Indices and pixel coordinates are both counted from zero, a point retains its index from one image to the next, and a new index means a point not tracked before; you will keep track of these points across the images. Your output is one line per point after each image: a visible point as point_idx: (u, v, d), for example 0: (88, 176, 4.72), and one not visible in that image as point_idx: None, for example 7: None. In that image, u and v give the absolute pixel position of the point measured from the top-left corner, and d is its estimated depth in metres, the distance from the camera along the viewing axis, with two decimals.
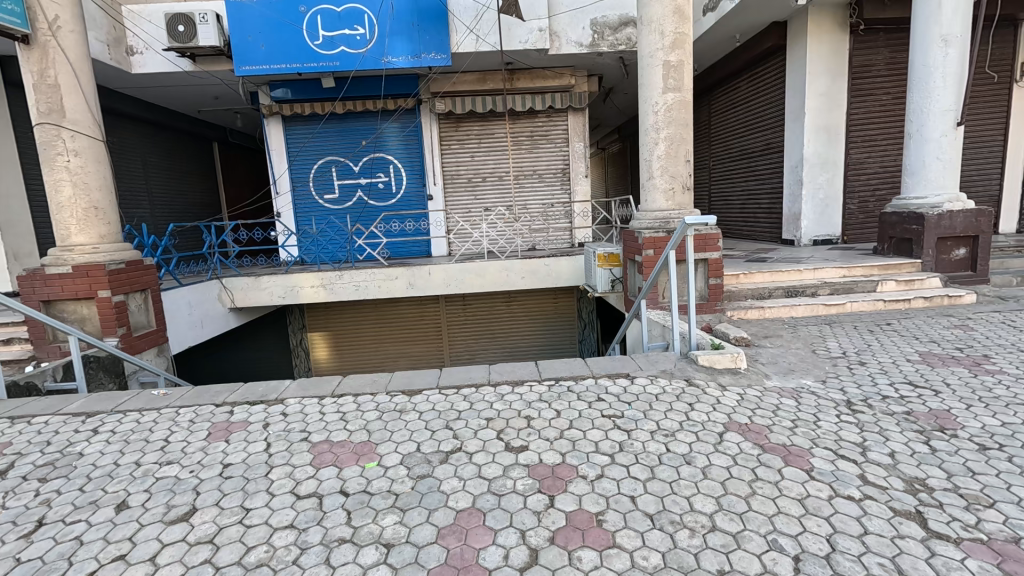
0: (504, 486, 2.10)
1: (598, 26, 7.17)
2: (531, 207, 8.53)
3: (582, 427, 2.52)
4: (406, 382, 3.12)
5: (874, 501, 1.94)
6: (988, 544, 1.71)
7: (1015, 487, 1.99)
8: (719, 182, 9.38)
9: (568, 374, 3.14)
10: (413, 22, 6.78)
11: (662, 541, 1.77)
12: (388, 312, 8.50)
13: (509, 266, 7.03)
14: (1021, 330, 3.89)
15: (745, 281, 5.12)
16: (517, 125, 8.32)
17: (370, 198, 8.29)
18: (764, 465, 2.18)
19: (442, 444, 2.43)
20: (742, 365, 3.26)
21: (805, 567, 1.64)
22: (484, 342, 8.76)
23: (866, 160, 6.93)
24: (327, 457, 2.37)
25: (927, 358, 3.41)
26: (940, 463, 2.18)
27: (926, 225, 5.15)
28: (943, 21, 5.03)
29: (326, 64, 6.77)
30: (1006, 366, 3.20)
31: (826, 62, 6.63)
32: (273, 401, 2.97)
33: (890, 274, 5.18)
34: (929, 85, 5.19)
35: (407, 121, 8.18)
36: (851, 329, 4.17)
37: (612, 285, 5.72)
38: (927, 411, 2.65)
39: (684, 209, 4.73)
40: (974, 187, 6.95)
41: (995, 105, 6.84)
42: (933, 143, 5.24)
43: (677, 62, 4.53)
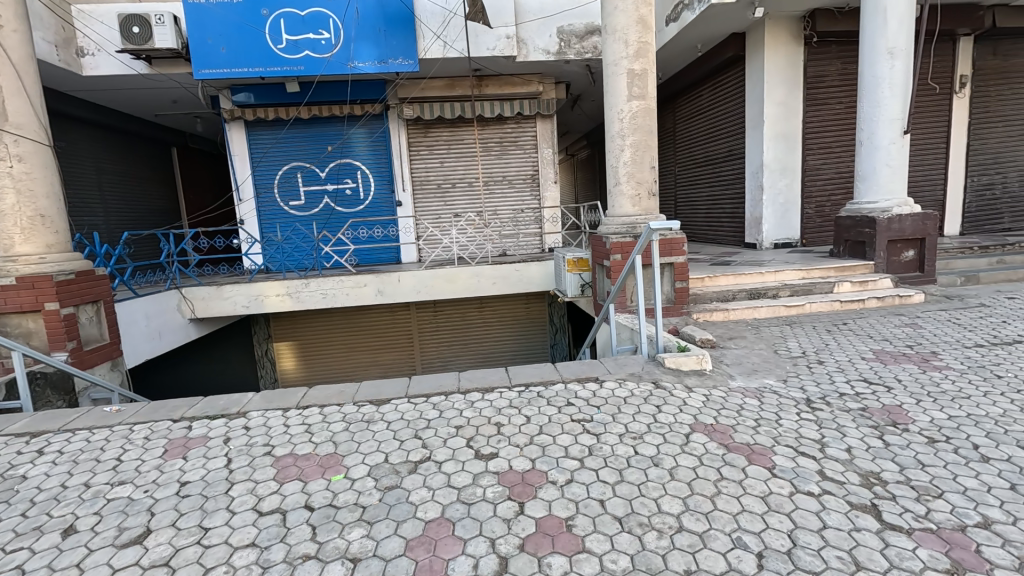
0: (473, 495, 2.08)
1: (564, 34, 7.28)
2: (501, 212, 8.53)
3: (551, 432, 2.53)
4: (374, 392, 3.06)
5: (832, 496, 2.01)
6: (937, 534, 1.79)
7: (962, 477, 2.10)
8: (684, 188, 9.60)
9: (538, 379, 3.15)
10: (379, 27, 6.74)
11: (630, 543, 1.79)
12: (358, 321, 8.37)
13: (479, 271, 7.03)
14: (965, 327, 4.11)
15: (710, 284, 5.25)
16: (486, 131, 8.34)
17: (337, 204, 8.16)
18: (729, 464, 2.22)
19: (410, 454, 2.39)
20: (707, 367, 3.33)
21: (768, 563, 1.68)
22: (456, 349, 8.71)
23: (822, 166, 7.22)
24: (291, 470, 2.30)
25: (880, 356, 3.56)
26: (893, 457, 2.28)
27: (878, 228, 5.39)
28: (889, 35, 5.30)
29: (290, 69, 6.66)
30: (951, 362, 3.37)
31: (782, 72, 6.88)
32: (235, 415, 2.87)
33: (845, 275, 5.41)
34: (878, 95, 5.45)
35: (374, 127, 8.09)
36: (811, 329, 4.32)
37: (581, 289, 5.78)
38: (881, 407, 2.77)
39: (650, 214, 4.83)
40: (921, 192, 7.32)
41: (938, 115, 7.24)
42: (883, 150, 5.51)
43: (641, 70, 4.62)
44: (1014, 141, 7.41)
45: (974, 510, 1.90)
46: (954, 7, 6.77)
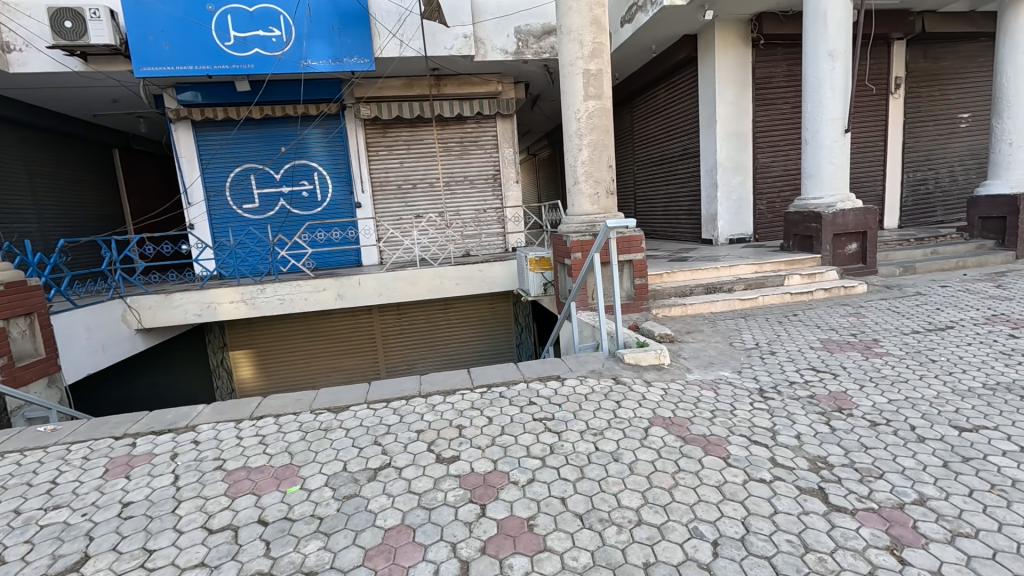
0: (434, 499, 2.06)
1: (522, 34, 7.29)
2: (463, 213, 8.48)
3: (513, 432, 2.52)
4: (333, 399, 2.98)
5: (783, 482, 2.08)
6: (879, 513, 1.88)
7: (900, 458, 2.22)
8: (642, 186, 9.78)
9: (500, 379, 3.14)
10: (333, 25, 6.59)
11: (591, 540, 1.80)
12: (318, 326, 8.15)
13: (442, 272, 6.98)
14: (903, 315, 4.36)
15: (668, 280, 5.36)
16: (446, 131, 8.27)
17: (293, 207, 7.92)
18: (686, 456, 2.28)
19: (369, 461, 2.34)
20: (665, 361, 3.40)
21: (723, 551, 1.73)
22: (421, 352, 8.61)
23: (771, 164, 7.50)
24: (244, 484, 2.21)
25: (827, 345, 3.73)
26: (839, 441, 2.38)
27: (824, 223, 5.65)
28: (829, 38, 5.55)
29: (239, 67, 6.41)
30: (891, 348, 3.56)
31: (732, 74, 7.11)
32: (183, 429, 2.74)
33: (795, 269, 5.64)
34: (821, 95, 5.70)
35: (330, 127, 7.90)
36: (763, 321, 4.48)
37: (544, 288, 5.81)
38: (827, 393, 2.90)
39: (609, 212, 4.89)
40: (863, 187, 7.71)
41: (876, 114, 7.64)
42: (826, 148, 5.77)
43: (597, 70, 4.68)
44: (944, 139, 7.90)
45: (911, 488, 2.01)
46: (889, 12, 7.16)
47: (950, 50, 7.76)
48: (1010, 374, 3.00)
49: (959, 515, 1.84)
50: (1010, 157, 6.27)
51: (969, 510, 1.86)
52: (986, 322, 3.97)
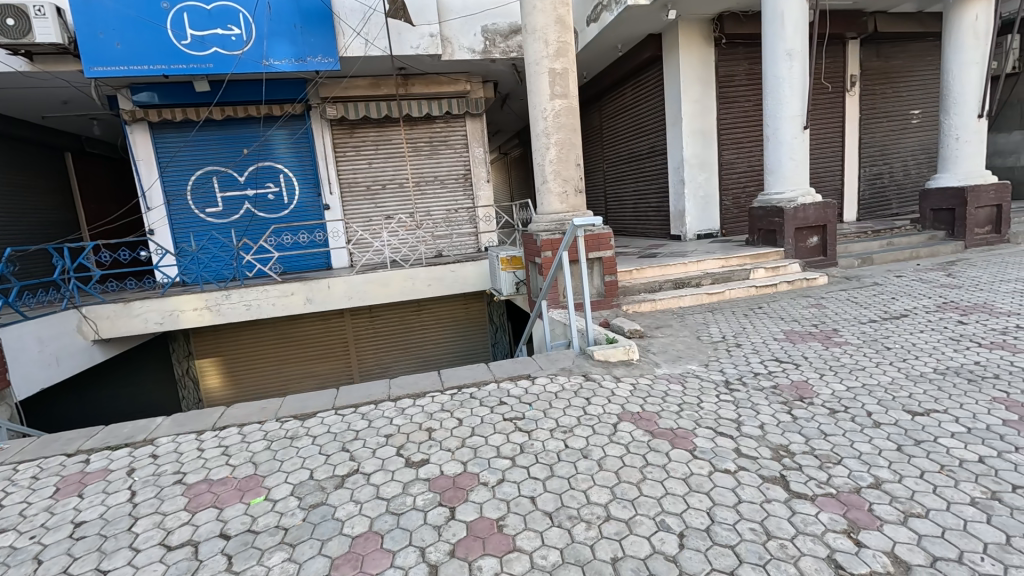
0: (403, 504, 2.03)
1: (488, 33, 7.27)
2: (434, 213, 8.41)
3: (483, 433, 2.52)
4: (299, 406, 2.92)
5: (747, 471, 2.13)
6: (837, 498, 1.94)
7: (857, 443, 2.30)
8: (612, 184, 9.89)
9: (471, 380, 3.13)
10: (295, 24, 6.45)
11: (560, 538, 1.81)
12: (288, 331, 7.97)
13: (414, 274, 6.92)
14: (861, 305, 4.52)
15: (638, 276, 5.43)
16: (415, 131, 8.19)
17: (258, 210, 7.72)
18: (654, 450, 2.31)
19: (337, 468, 2.30)
20: (634, 357, 3.45)
21: (688, 542, 1.76)
22: (395, 354, 8.52)
23: (736, 160, 7.68)
24: (205, 498, 2.15)
25: (790, 336, 3.84)
26: (800, 429, 2.46)
27: (785, 217, 5.81)
28: (787, 37, 5.70)
29: (197, 66, 6.21)
30: (849, 337, 3.69)
31: (696, 72, 7.24)
32: (141, 443, 2.64)
33: (759, 262, 5.78)
34: (781, 93, 5.86)
35: (295, 127, 7.74)
36: (730, 314, 4.59)
37: (516, 287, 5.82)
38: (789, 383, 2.99)
39: (578, 211, 4.92)
40: (823, 182, 7.96)
41: (833, 111, 7.89)
42: (786, 145, 5.93)
43: (562, 70, 4.70)
44: (897, 135, 8.23)
45: (867, 472, 2.08)
46: (842, 13, 7.41)
47: (901, 49, 8.09)
48: (959, 359, 3.14)
49: (911, 496, 1.91)
50: (958, 152, 6.57)
51: (920, 491, 1.94)
52: (938, 310, 4.15)
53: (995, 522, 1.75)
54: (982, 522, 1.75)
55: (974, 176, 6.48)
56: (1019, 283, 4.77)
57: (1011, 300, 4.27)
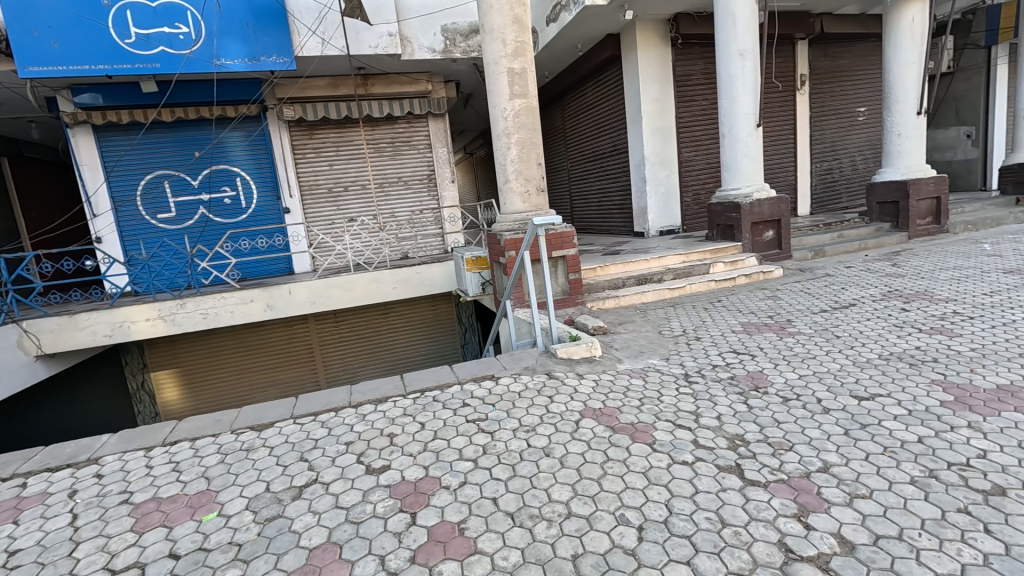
0: (363, 512, 2.00)
1: (448, 32, 7.22)
2: (399, 214, 8.31)
3: (446, 436, 2.50)
4: (256, 416, 2.83)
5: (703, 462, 2.18)
6: (788, 483, 2.01)
7: (808, 430, 2.38)
8: (576, 182, 9.97)
9: (434, 384, 3.09)
10: (246, 22, 6.25)
11: (521, 537, 1.81)
12: (249, 340, 7.73)
13: (379, 276, 6.82)
14: (813, 296, 4.70)
15: (602, 273, 5.49)
16: (376, 132, 8.07)
17: (213, 214, 7.46)
18: (614, 445, 2.34)
19: (295, 479, 2.24)
20: (597, 354, 3.49)
21: (647, 535, 1.78)
22: (363, 359, 8.39)
23: (694, 158, 7.86)
24: (153, 517, 2.06)
25: (746, 327, 3.96)
26: (755, 418, 2.53)
27: (742, 212, 5.98)
28: (738, 38, 5.87)
29: (143, 66, 5.95)
30: (802, 327, 3.82)
31: (654, 72, 7.38)
32: (84, 463, 2.51)
33: (718, 257, 5.94)
34: (734, 92, 6.02)
35: (251, 129, 7.51)
36: (691, 308, 4.69)
37: (482, 287, 5.80)
38: (746, 373, 3.08)
39: (541, 210, 4.95)
40: (777, 178, 8.24)
41: (785, 109, 8.18)
42: (741, 142, 6.10)
43: (520, 69, 4.71)
44: (845, 131, 8.59)
45: (816, 457, 2.16)
46: (791, 14, 7.68)
47: (846, 49, 8.44)
48: (901, 344, 3.30)
49: (856, 478, 1.99)
50: (900, 147, 6.90)
51: (865, 473, 2.03)
52: (884, 298, 4.35)
53: (933, 499, 1.84)
54: (921, 499, 1.84)
55: (915, 169, 6.82)
56: (957, 270, 5.06)
57: (950, 287, 4.52)
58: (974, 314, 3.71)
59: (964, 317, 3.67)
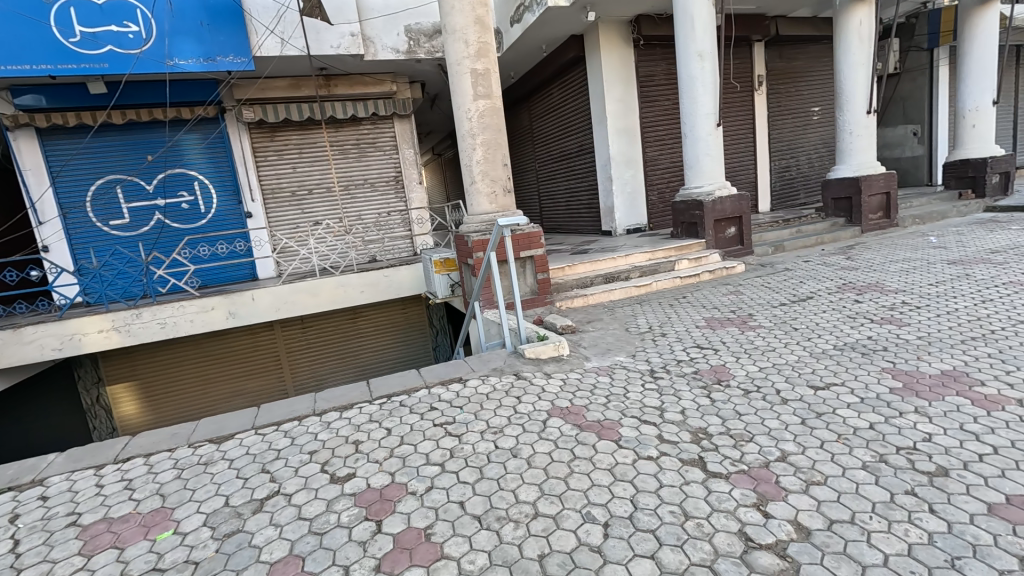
0: (327, 523, 1.96)
1: (412, 32, 7.15)
2: (365, 217, 8.18)
3: (412, 441, 2.47)
4: (215, 428, 2.74)
5: (668, 456, 2.22)
6: (749, 473, 2.06)
7: (768, 420, 2.45)
8: (545, 182, 10.03)
9: (401, 388, 3.06)
10: (201, 21, 6.04)
11: (488, 540, 1.80)
12: (212, 350, 7.48)
13: (345, 280, 6.70)
14: (773, 290, 4.85)
15: (570, 272, 5.53)
16: (340, 133, 7.92)
17: (171, 220, 7.20)
18: (581, 443, 2.36)
19: (255, 492, 2.18)
20: (564, 352, 3.52)
21: (612, 531, 1.80)
22: (332, 365, 8.25)
23: (659, 157, 8.01)
24: (104, 539, 1.97)
25: (710, 322, 4.05)
26: (717, 411, 2.59)
27: (705, 210, 6.12)
28: (696, 39, 6.00)
29: (90, 66, 5.69)
30: (763, 321, 3.94)
31: (617, 72, 7.48)
32: (28, 485, 2.38)
33: (683, 254, 6.06)
34: (694, 92, 6.16)
35: (209, 131, 7.28)
36: (657, 305, 4.78)
37: (451, 289, 5.77)
38: (709, 367, 3.15)
39: (507, 210, 4.95)
40: (738, 176, 8.47)
41: (744, 109, 8.41)
42: (702, 141, 6.25)
43: (483, 70, 4.70)
44: (800, 130, 8.89)
45: (775, 446, 2.23)
46: (747, 16, 7.90)
47: (800, 51, 8.74)
48: (855, 334, 3.44)
49: (812, 466, 2.06)
50: (852, 145, 7.19)
51: (820, 460, 2.10)
52: (839, 291, 4.52)
53: (883, 482, 1.92)
54: (871, 484, 1.92)
55: (866, 166, 7.11)
56: (905, 262, 5.30)
57: (900, 278, 4.73)
58: (921, 304, 3.89)
59: (912, 307, 3.85)
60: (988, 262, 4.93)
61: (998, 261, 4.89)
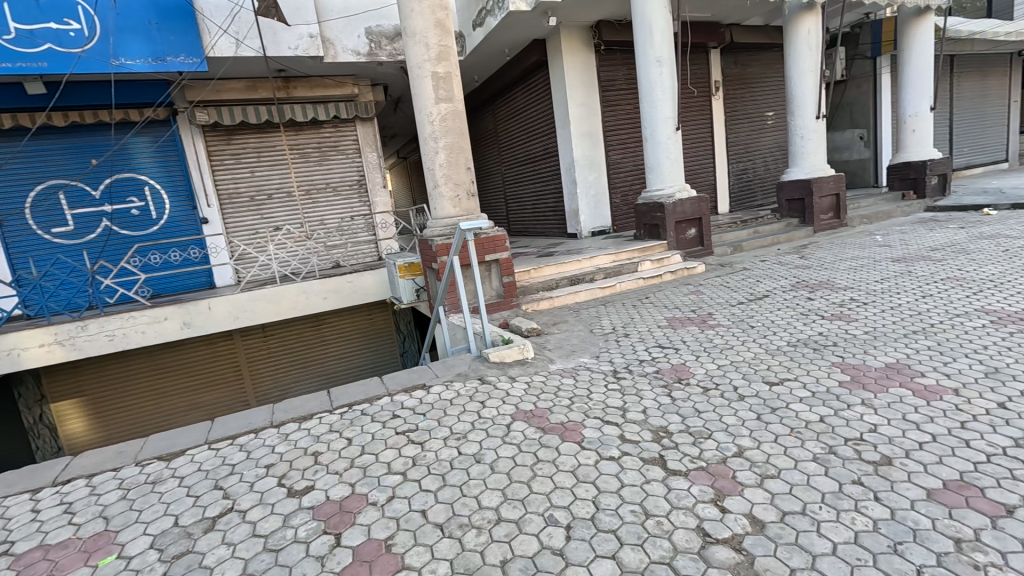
0: (283, 538, 1.89)
1: (373, 35, 7.05)
2: (328, 222, 8.01)
3: (374, 450, 2.42)
4: (165, 445, 2.62)
5: (629, 456, 2.25)
6: (707, 470, 2.11)
7: (725, 417, 2.51)
8: (510, 186, 10.06)
9: (362, 396, 3.00)
10: (149, 19, 5.80)
11: (450, 548, 1.78)
12: (166, 362, 7.15)
13: (307, 287, 6.54)
14: (732, 289, 4.99)
15: (536, 275, 5.55)
16: (300, 136, 7.74)
17: (120, 227, 6.88)
18: (544, 446, 2.36)
19: (207, 510, 2.09)
20: (529, 355, 3.53)
21: (575, 533, 1.81)
22: (296, 374, 8.05)
23: (621, 160, 8.14)
24: (38, 568, 1.85)
25: (672, 322, 4.14)
26: (677, 409, 2.64)
27: (666, 212, 6.26)
28: (655, 44, 6.14)
29: (27, 65, 5.36)
30: (722, 319, 4.05)
31: (579, 77, 7.57)
32: None
33: (646, 255, 6.18)
34: (654, 97, 6.29)
35: (159, 134, 7.00)
36: (621, 306, 4.85)
37: (416, 294, 5.71)
38: (670, 366, 3.21)
39: (472, 214, 4.93)
40: (698, 178, 8.70)
41: (702, 113, 8.65)
42: (662, 144, 6.39)
43: (445, 73, 4.68)
44: (756, 134, 9.21)
45: (732, 442, 2.28)
46: (703, 23, 8.14)
47: (754, 58, 9.06)
48: (808, 330, 3.58)
49: (766, 460, 2.13)
50: (803, 148, 7.49)
51: (773, 454, 2.16)
52: (793, 289, 4.69)
53: (832, 473, 1.99)
54: (821, 475, 1.99)
55: (817, 169, 7.41)
56: (854, 260, 5.54)
57: (848, 276, 4.94)
58: (868, 300, 4.08)
59: (860, 303, 4.03)
60: (928, 259, 5.21)
61: (937, 258, 5.18)
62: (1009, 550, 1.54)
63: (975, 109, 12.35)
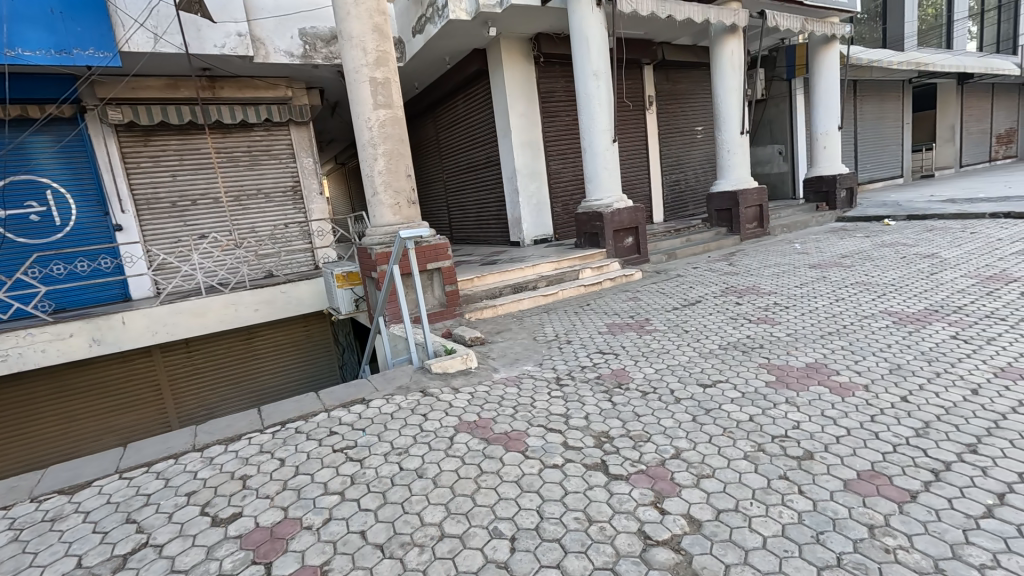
0: (206, 572, 1.75)
1: (308, 36, 6.81)
2: (260, 229, 7.60)
3: (309, 470, 2.30)
4: (67, 475, 2.36)
5: (573, 463, 2.27)
6: (647, 473, 2.16)
7: (664, 420, 2.59)
8: (452, 193, 10.00)
9: (296, 413, 2.84)
10: (52, 8, 5.29)
11: (391, 569, 1.71)
12: (72, 384, 6.47)
13: (238, 299, 6.17)
14: (666, 295, 5.21)
15: (479, 284, 5.51)
16: (229, 140, 7.33)
17: (16, 234, 6.20)
18: (488, 457, 2.33)
19: (117, 547, 1.90)
20: (472, 364, 3.49)
21: (519, 544, 1.79)
22: (224, 392, 7.56)
23: (562, 169, 8.31)
24: None
25: (612, 328, 4.25)
26: (618, 414, 2.70)
27: (605, 220, 6.44)
28: (592, 59, 6.33)
29: None
30: (658, 324, 4.21)
31: (520, 87, 7.67)
32: None
33: (587, 263, 6.31)
34: (592, 108, 6.46)
35: (64, 133, 6.40)
36: (563, 313, 4.93)
37: (355, 304, 5.52)
38: (610, 371, 3.29)
39: (413, 222, 4.84)
40: (634, 188, 9.03)
41: (637, 126, 9.00)
42: (600, 155, 6.57)
43: (383, 79, 4.58)
44: (686, 147, 9.70)
45: (669, 444, 2.36)
46: (636, 40, 8.49)
47: (683, 75, 9.57)
48: (737, 334, 3.78)
49: (702, 460, 2.21)
50: (730, 161, 7.95)
51: (708, 454, 2.25)
52: (724, 294, 4.95)
53: (761, 470, 2.10)
54: (752, 472, 2.09)
55: (742, 180, 7.89)
56: (776, 267, 5.94)
57: (772, 281, 5.28)
58: (790, 304, 4.37)
59: (781, 307, 4.32)
60: (840, 265, 5.66)
61: (847, 264, 5.65)
62: (914, 532, 1.68)
63: (875, 129, 13.67)
